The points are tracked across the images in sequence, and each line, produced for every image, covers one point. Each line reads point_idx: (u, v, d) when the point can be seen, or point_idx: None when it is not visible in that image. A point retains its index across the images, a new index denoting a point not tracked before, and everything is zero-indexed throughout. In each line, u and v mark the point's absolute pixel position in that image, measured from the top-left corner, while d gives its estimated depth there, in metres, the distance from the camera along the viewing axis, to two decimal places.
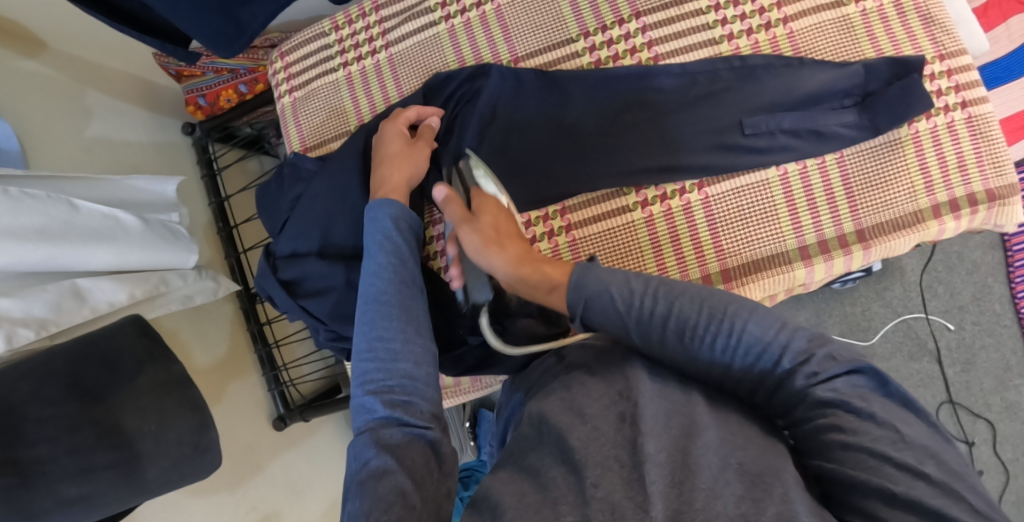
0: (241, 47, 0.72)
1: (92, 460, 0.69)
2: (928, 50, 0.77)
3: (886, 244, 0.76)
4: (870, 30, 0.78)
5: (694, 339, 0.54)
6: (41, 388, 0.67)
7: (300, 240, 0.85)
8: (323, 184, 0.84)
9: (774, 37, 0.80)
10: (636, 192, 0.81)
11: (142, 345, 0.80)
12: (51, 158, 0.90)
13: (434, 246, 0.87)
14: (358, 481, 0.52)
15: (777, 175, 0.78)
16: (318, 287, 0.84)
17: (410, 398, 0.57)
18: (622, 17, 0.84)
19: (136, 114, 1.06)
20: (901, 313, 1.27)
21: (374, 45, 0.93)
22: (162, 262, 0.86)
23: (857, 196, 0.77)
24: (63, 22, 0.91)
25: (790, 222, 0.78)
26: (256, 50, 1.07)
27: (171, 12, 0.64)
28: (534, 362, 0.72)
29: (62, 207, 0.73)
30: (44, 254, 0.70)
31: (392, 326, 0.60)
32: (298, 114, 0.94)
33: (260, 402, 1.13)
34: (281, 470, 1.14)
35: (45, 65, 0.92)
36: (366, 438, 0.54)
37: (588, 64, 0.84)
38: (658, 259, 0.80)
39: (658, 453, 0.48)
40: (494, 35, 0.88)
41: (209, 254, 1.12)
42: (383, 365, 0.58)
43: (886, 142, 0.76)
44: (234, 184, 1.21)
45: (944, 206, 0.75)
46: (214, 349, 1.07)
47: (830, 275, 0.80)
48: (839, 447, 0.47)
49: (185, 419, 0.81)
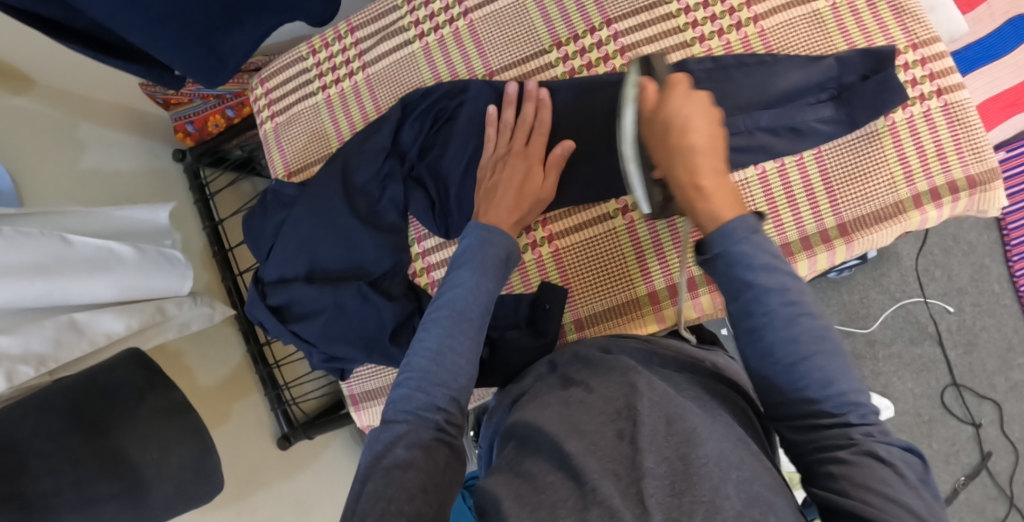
0: (225, 78, 0.73)
1: (96, 490, 0.70)
2: (900, 40, 0.77)
3: (869, 237, 0.76)
4: (842, 23, 0.79)
5: (785, 345, 0.51)
6: (44, 425, 0.68)
7: (286, 266, 0.87)
8: (306, 208, 0.86)
9: (745, 36, 0.80)
10: (616, 199, 0.83)
11: (141, 375, 0.81)
12: (44, 193, 0.91)
13: (419, 262, 0.90)
14: (381, 468, 0.53)
15: (755, 174, 0.79)
16: (307, 311, 0.86)
17: (454, 407, 0.58)
18: (593, 25, 0.85)
19: (127, 143, 1.08)
20: (900, 298, 1.27)
21: (351, 67, 0.94)
22: (156, 290, 0.87)
23: (837, 190, 0.77)
24: (48, 55, 0.92)
25: (772, 221, 0.79)
26: (242, 74, 1.10)
27: (153, 48, 0.64)
28: (521, 376, 0.72)
29: (55, 242, 0.74)
30: (40, 288, 0.71)
31: (464, 341, 0.61)
32: (281, 139, 0.97)
33: (264, 422, 1.15)
34: (290, 488, 1.16)
35: (34, 101, 0.93)
36: (407, 429, 0.55)
37: (562, 73, 0.85)
38: (641, 265, 0.83)
39: (657, 466, 0.49)
40: (467, 50, 0.89)
41: (206, 279, 1.14)
42: (444, 375, 0.59)
43: (863, 135, 0.76)
44: (227, 207, 1.23)
45: (924, 195, 0.75)
46: (216, 372, 1.08)
47: (814, 271, 0.80)
48: (877, 496, 0.45)
49: (186, 447, 0.83)
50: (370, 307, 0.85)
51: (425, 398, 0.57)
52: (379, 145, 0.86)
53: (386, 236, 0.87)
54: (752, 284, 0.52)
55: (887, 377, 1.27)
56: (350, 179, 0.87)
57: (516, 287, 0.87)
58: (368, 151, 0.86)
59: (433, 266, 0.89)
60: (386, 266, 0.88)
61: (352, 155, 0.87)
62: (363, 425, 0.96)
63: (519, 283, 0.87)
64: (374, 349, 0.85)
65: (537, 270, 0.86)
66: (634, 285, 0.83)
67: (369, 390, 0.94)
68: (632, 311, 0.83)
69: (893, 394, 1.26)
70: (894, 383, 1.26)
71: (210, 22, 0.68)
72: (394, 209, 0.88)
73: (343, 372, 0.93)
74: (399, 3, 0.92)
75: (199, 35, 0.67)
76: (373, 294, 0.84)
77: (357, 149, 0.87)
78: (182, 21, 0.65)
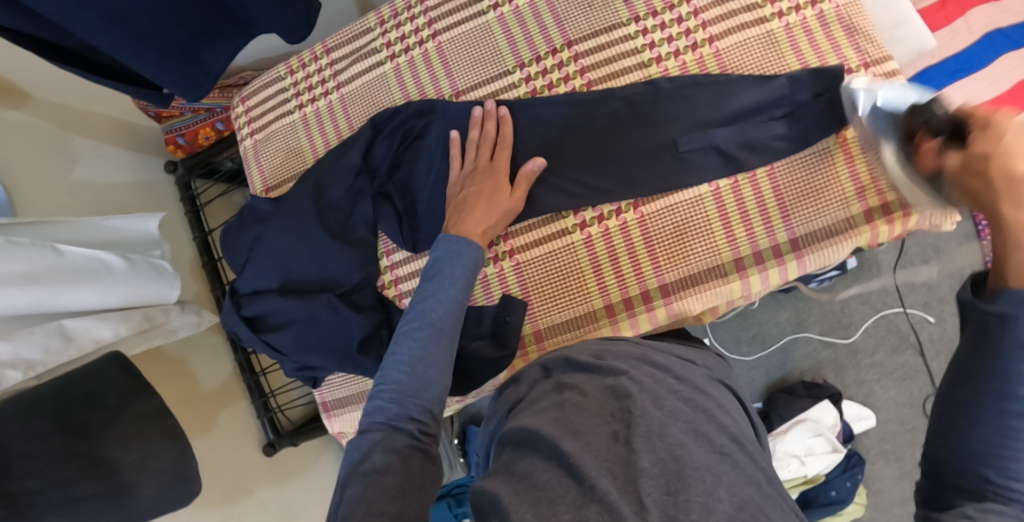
0: (205, 90, 0.74)
1: (77, 490, 0.71)
2: (853, 59, 0.81)
3: (819, 252, 0.80)
4: (795, 43, 0.82)
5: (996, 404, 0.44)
6: (29, 427, 0.69)
7: (261, 279, 0.92)
8: (280, 225, 0.91)
9: (701, 56, 0.84)
10: (574, 214, 0.86)
11: (122, 382, 0.82)
12: (39, 206, 0.93)
13: (388, 276, 0.93)
14: (360, 473, 0.54)
15: (709, 191, 0.82)
16: (279, 322, 0.90)
17: (428, 418, 0.60)
18: (555, 47, 0.88)
19: (119, 155, 1.09)
20: (879, 309, 1.25)
21: (327, 86, 0.98)
22: (145, 299, 0.88)
23: (789, 206, 0.81)
24: (43, 76, 0.94)
25: (725, 235, 0.82)
26: (228, 88, 1.13)
27: (137, 63, 0.65)
28: (512, 382, 0.72)
29: (46, 252, 0.76)
30: (31, 297, 0.72)
31: (434, 352, 0.63)
32: (259, 155, 1.01)
33: (249, 429, 1.15)
34: (273, 496, 1.15)
35: (30, 115, 0.95)
36: (381, 436, 0.57)
37: (524, 94, 0.88)
38: (598, 279, 0.86)
39: (652, 466, 0.49)
40: (436, 71, 0.92)
41: (195, 288, 1.15)
42: (416, 387, 0.60)
43: (815, 151, 0.80)
44: (219, 217, 1.25)
45: (876, 211, 0.79)
46: (197, 381, 1.09)
47: (769, 286, 0.83)
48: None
49: (166, 453, 0.83)
50: (340, 319, 0.89)
51: (398, 409, 0.59)
52: (350, 163, 0.90)
53: (356, 250, 0.91)
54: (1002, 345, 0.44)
55: (870, 387, 1.26)
56: (323, 195, 0.90)
57: (478, 297, 0.90)
58: (340, 168, 0.90)
59: (401, 279, 0.92)
60: (356, 279, 0.91)
61: (325, 173, 0.90)
62: (335, 431, 1.00)
63: (481, 294, 0.90)
64: (346, 360, 0.89)
65: (499, 283, 0.89)
66: (591, 298, 0.86)
67: (340, 398, 0.97)
68: (589, 323, 0.86)
69: (875, 403, 1.25)
70: (876, 392, 1.25)
71: (192, 39, 0.70)
72: (364, 225, 0.92)
73: (314, 380, 0.96)
74: (372, 25, 0.96)
75: (182, 46, 0.69)
76: (343, 306, 0.88)
77: (330, 166, 0.90)
78: (160, 36, 0.66)
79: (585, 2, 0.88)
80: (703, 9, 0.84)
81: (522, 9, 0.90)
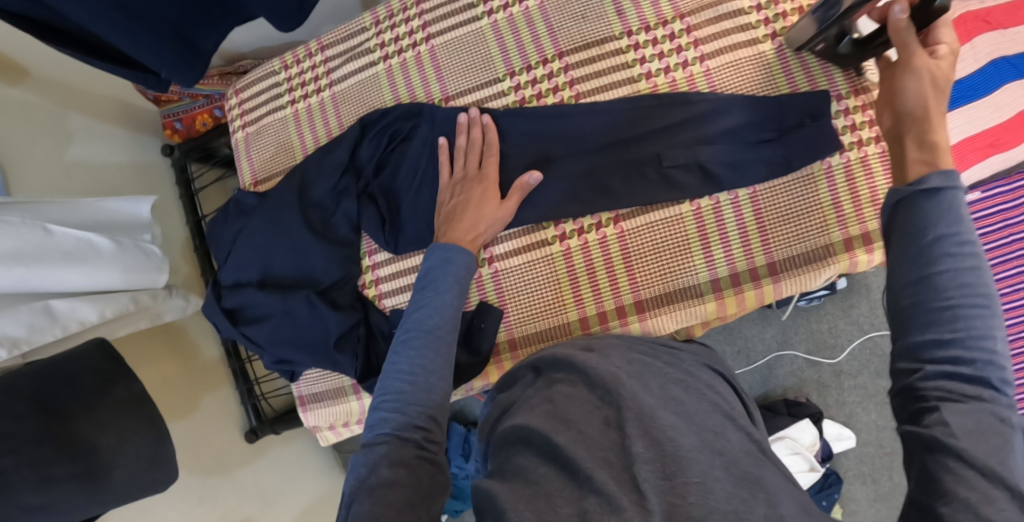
0: (200, 69, 0.73)
1: (53, 470, 0.70)
2: (843, 86, 0.81)
3: (796, 275, 0.82)
4: (787, 67, 0.82)
5: (965, 279, 0.49)
6: (8, 407, 0.69)
7: (242, 272, 0.92)
8: (262, 220, 0.90)
9: (691, 75, 0.84)
10: (554, 226, 0.87)
11: (104, 367, 0.81)
12: (31, 181, 0.92)
13: (370, 275, 0.93)
14: (366, 488, 0.53)
15: (690, 210, 0.83)
16: (258, 316, 0.91)
17: (432, 425, 0.59)
18: (546, 57, 0.89)
19: (115, 134, 1.09)
20: (867, 330, 1.25)
21: (319, 84, 0.98)
22: (134, 283, 0.87)
23: (769, 230, 0.82)
24: (40, 54, 0.94)
25: (704, 258, 0.84)
26: (229, 76, 1.13)
27: (128, 46, 0.64)
28: (505, 384, 0.71)
29: (36, 231, 0.75)
30: (17, 277, 0.71)
31: (433, 359, 0.63)
32: (250, 148, 1.02)
33: (232, 413, 1.15)
34: (252, 476, 1.13)
35: (29, 92, 0.94)
36: (388, 449, 0.56)
37: (513, 102, 0.89)
38: (575, 292, 0.87)
39: (646, 451, 0.51)
40: (427, 75, 0.93)
41: (186, 271, 1.15)
42: (418, 395, 0.60)
43: (799, 177, 0.81)
44: (212, 203, 1.24)
45: (856, 239, 0.81)
46: (185, 368, 1.09)
47: (744, 307, 0.85)
48: (995, 454, 0.45)
49: (144, 437, 0.81)
50: (318, 315, 0.89)
51: (402, 418, 0.59)
52: (337, 161, 0.90)
53: (337, 248, 0.91)
54: (954, 223, 0.51)
55: (851, 408, 1.26)
56: (307, 194, 0.90)
57: None
58: (326, 167, 0.90)
59: (382, 279, 0.92)
60: (335, 276, 0.91)
61: (311, 171, 0.90)
62: (309, 425, 0.99)
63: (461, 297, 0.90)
64: (321, 354, 0.90)
65: (477, 289, 0.89)
66: (567, 311, 0.87)
67: (316, 393, 0.97)
68: (560, 333, 0.88)
69: (856, 425, 1.25)
70: (857, 414, 1.26)
71: (183, 19, 0.68)
72: (346, 224, 0.92)
73: (292, 374, 0.96)
74: (368, 25, 0.96)
75: (175, 26, 0.68)
76: (320, 303, 0.88)
77: (317, 164, 0.91)
78: (150, 18, 0.64)
79: (579, 13, 0.88)
80: (695, 27, 0.85)
81: (516, 16, 0.90)
